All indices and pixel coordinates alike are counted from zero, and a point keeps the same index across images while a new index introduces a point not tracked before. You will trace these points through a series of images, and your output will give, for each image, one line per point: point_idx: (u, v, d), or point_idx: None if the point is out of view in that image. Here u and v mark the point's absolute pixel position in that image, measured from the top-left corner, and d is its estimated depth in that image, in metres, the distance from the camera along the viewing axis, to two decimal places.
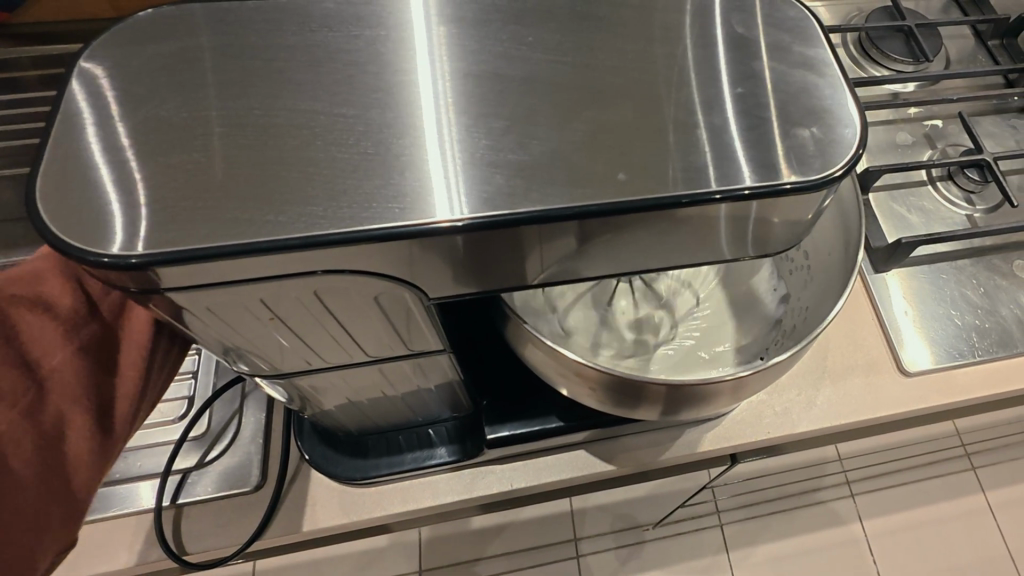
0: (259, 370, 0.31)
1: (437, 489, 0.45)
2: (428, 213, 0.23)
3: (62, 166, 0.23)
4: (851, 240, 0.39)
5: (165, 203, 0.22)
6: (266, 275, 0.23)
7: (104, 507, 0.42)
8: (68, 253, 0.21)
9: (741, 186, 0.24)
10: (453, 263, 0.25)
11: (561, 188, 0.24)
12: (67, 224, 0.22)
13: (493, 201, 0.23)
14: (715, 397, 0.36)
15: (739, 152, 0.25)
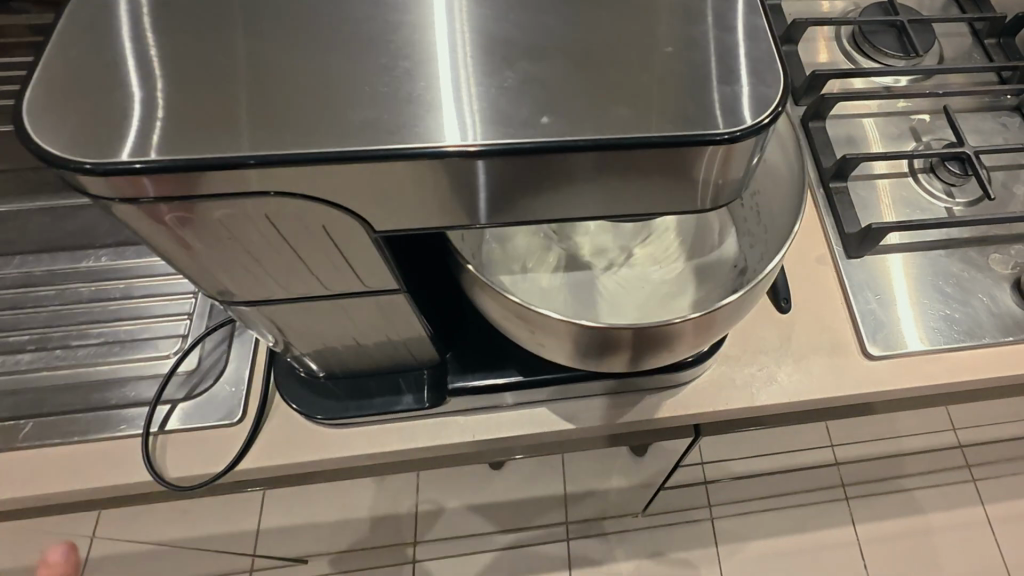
0: (233, 297, 0.35)
1: (403, 434, 0.48)
2: (441, 137, 0.26)
3: (52, 83, 0.26)
4: (798, 193, 0.41)
5: (137, 122, 0.26)
6: (225, 192, 0.27)
7: (100, 429, 0.46)
8: (58, 162, 0.25)
9: (739, 127, 0.27)
10: (467, 191, 0.28)
11: (560, 124, 0.26)
12: (50, 134, 0.25)
13: (503, 127, 0.26)
14: (656, 347, 0.38)
15: (741, 99, 0.27)
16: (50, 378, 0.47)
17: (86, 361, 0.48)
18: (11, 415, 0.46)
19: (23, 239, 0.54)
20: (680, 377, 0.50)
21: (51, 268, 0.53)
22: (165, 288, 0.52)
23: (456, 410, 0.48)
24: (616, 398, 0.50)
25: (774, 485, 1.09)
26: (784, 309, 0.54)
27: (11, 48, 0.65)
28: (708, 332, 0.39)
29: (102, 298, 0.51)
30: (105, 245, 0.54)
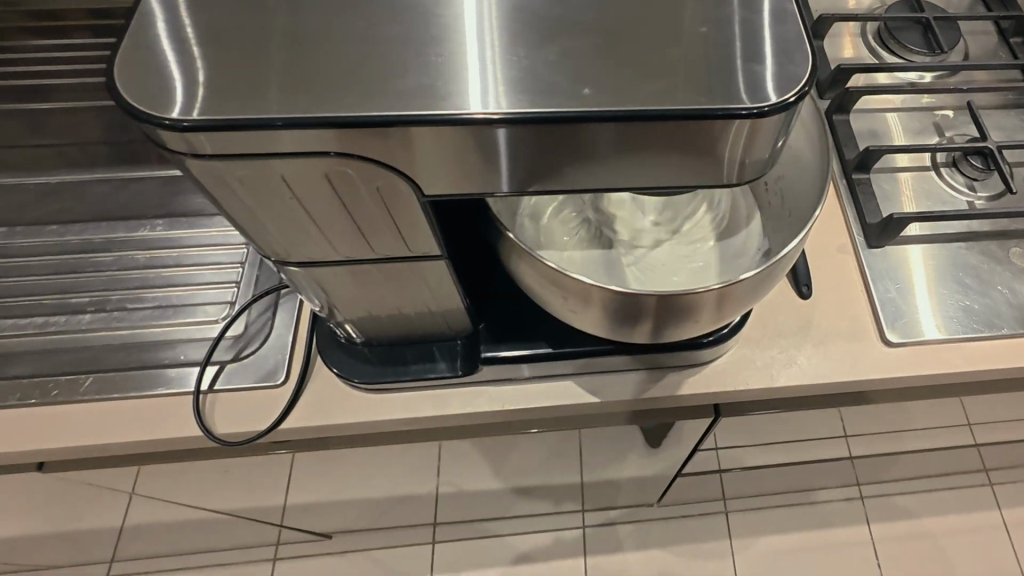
0: (282, 258, 0.38)
1: (436, 401, 0.50)
2: (468, 104, 0.28)
3: (138, 46, 0.29)
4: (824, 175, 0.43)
5: (212, 83, 0.28)
6: (289, 151, 0.29)
7: (155, 385, 0.49)
8: (137, 114, 0.27)
9: (764, 103, 0.29)
10: (491, 157, 0.30)
11: (587, 95, 0.29)
12: (135, 91, 0.28)
13: (528, 97, 0.28)
14: (681, 316, 0.41)
15: (767, 78, 0.29)
16: (108, 338, 0.50)
17: (142, 322, 0.51)
18: (73, 369, 0.49)
19: (82, 208, 0.58)
20: (703, 355, 0.51)
21: (108, 236, 0.56)
22: (214, 258, 0.55)
23: (486, 380, 0.51)
24: (640, 374, 0.52)
25: (789, 480, 1.10)
26: (805, 294, 0.56)
27: (70, 30, 0.69)
28: (732, 304, 0.41)
29: (156, 265, 0.54)
30: (159, 216, 0.57)
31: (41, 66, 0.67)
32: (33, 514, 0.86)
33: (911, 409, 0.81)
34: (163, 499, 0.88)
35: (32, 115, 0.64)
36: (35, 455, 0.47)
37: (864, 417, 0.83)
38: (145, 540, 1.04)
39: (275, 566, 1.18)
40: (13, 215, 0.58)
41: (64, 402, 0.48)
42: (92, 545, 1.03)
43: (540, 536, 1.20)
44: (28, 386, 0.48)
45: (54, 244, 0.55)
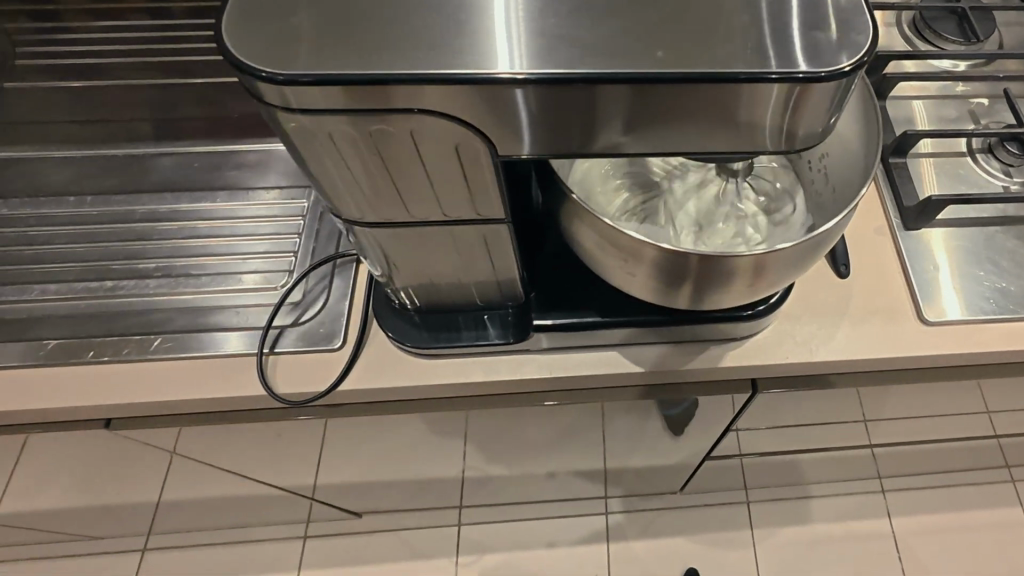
0: (354, 217, 0.40)
1: (486, 368, 0.52)
2: (493, 65, 0.30)
3: (244, 6, 0.31)
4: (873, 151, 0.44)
5: (309, 41, 0.30)
6: (375, 107, 0.32)
7: (221, 346, 0.51)
8: (240, 66, 0.30)
9: (798, 70, 0.30)
10: (510, 116, 0.32)
11: (608, 60, 0.30)
12: (239, 47, 0.30)
13: (548, 61, 0.30)
14: (728, 280, 0.43)
15: (798, 47, 0.31)
16: (174, 300, 0.54)
17: (205, 287, 0.54)
18: (142, 330, 0.52)
19: (146, 180, 0.61)
20: (745, 329, 0.53)
21: (171, 206, 0.59)
22: (270, 229, 0.58)
23: (535, 348, 0.52)
24: (680, 346, 0.54)
25: (812, 471, 1.11)
26: (843, 273, 0.58)
27: (128, 13, 0.72)
28: (779, 272, 0.43)
29: (217, 234, 0.57)
30: (219, 189, 0.61)
31: (94, 47, 0.70)
32: (78, 484, 0.89)
33: (942, 400, 0.81)
34: (203, 472, 0.91)
35: (89, 92, 0.68)
36: (108, 410, 0.50)
37: (894, 408, 0.83)
38: (183, 514, 1.07)
39: (305, 543, 1.21)
40: (84, 184, 0.61)
41: (134, 360, 0.51)
42: (132, 517, 1.07)
43: (563, 520, 1.22)
44: (100, 344, 0.51)
45: (122, 214, 0.59)
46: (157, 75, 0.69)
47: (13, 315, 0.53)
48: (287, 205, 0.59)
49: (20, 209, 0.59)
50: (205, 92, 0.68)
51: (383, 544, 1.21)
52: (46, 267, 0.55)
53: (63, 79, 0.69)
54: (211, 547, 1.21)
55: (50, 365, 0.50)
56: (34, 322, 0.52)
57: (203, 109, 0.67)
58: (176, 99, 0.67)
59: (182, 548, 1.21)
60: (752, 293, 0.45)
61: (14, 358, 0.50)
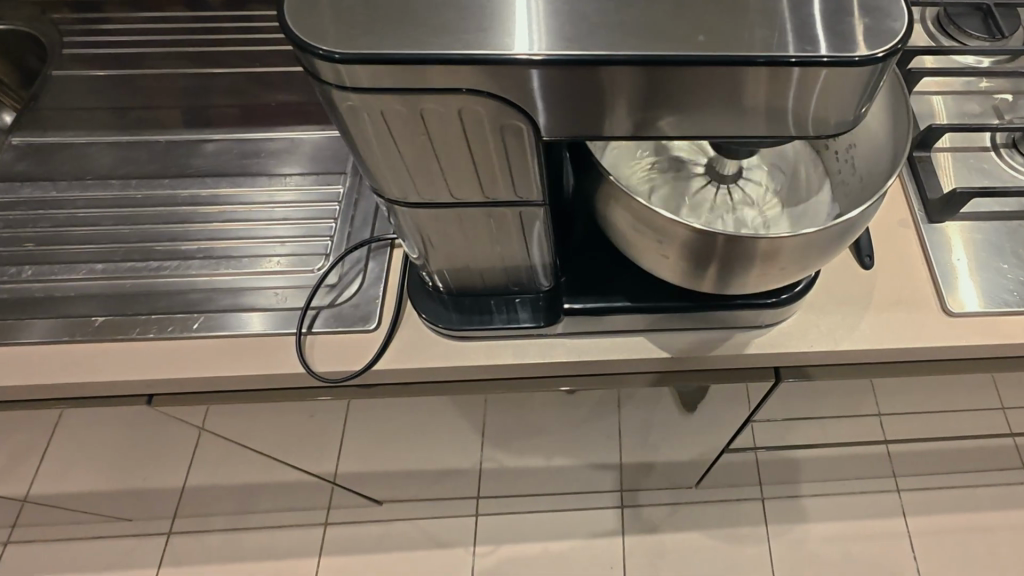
0: (397, 198, 0.42)
1: (515, 351, 0.54)
2: (511, 46, 0.32)
3: None
4: (902, 141, 0.45)
5: (365, 23, 0.32)
6: (426, 87, 0.33)
7: (258, 325, 0.53)
8: (300, 44, 0.32)
9: (814, 55, 0.31)
10: (525, 97, 0.34)
11: (624, 42, 0.32)
12: (299, 27, 0.32)
13: (565, 43, 0.32)
14: (756, 262, 0.44)
15: (814, 33, 0.32)
16: (215, 281, 0.56)
17: (244, 269, 0.56)
18: (185, 309, 0.54)
19: (187, 164, 0.63)
20: (770, 317, 0.54)
21: (212, 190, 0.61)
22: (307, 214, 0.60)
23: (564, 333, 0.54)
24: (708, 333, 0.55)
25: (828, 468, 1.11)
26: (867, 265, 0.59)
27: (167, 5, 0.74)
28: (807, 257, 0.44)
29: (256, 217, 0.59)
30: (257, 173, 0.62)
31: (135, 37, 0.73)
32: (108, 466, 0.91)
33: (962, 397, 0.81)
34: (228, 456, 0.93)
35: (129, 80, 0.70)
36: (154, 385, 0.52)
37: (913, 405, 0.83)
38: (206, 498, 1.10)
39: (325, 531, 1.23)
40: (127, 168, 0.63)
41: (177, 337, 0.53)
42: (158, 500, 1.09)
43: (579, 513, 1.23)
44: (145, 322, 0.53)
45: (164, 198, 0.61)
46: (194, 65, 0.71)
47: (62, 292, 0.55)
48: (322, 191, 0.61)
49: (67, 192, 0.61)
50: (238, 82, 0.70)
51: (401, 533, 1.22)
52: (93, 248, 0.57)
53: (105, 67, 0.71)
54: (233, 532, 1.23)
55: (97, 340, 0.53)
56: (82, 299, 0.54)
57: (237, 99, 0.68)
58: (211, 88, 0.69)
59: (205, 533, 1.23)
60: (780, 278, 0.46)
61: (62, 333, 0.53)
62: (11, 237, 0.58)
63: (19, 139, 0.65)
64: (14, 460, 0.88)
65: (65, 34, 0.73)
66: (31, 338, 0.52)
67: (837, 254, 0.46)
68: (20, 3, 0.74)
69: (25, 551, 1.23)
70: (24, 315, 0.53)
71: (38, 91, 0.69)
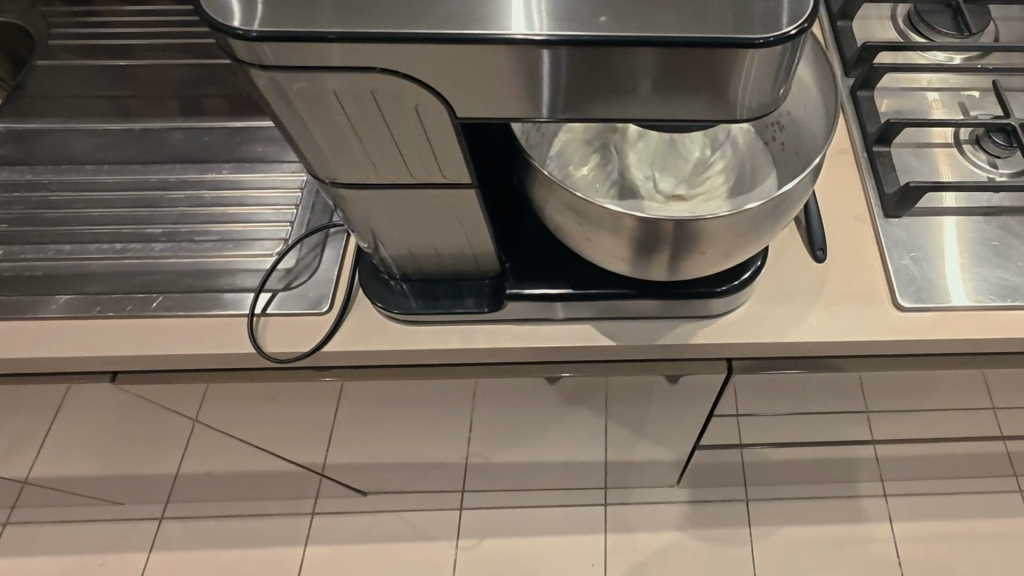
0: (330, 179, 0.43)
1: (463, 336, 0.55)
2: (511, 26, 0.33)
3: None
4: (831, 118, 0.46)
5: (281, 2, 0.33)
6: (342, 65, 0.34)
7: (215, 306, 0.55)
8: (216, 23, 0.33)
9: (763, 35, 0.33)
10: (475, 77, 0.35)
11: (545, 22, 0.33)
12: (215, 6, 0.33)
13: (494, 23, 0.33)
14: (688, 248, 0.44)
15: (765, 15, 0.33)
16: (179, 263, 0.57)
17: (207, 252, 0.58)
18: (146, 289, 0.56)
19: (161, 151, 0.65)
20: (716, 307, 0.54)
21: (183, 176, 0.63)
22: (272, 199, 0.61)
23: (512, 319, 0.55)
24: (657, 322, 0.56)
25: (811, 470, 1.10)
26: (819, 258, 0.59)
27: None
28: (738, 243, 0.44)
29: (222, 203, 0.61)
30: (228, 160, 0.64)
31: (121, 29, 0.75)
32: (96, 449, 0.94)
33: (935, 398, 0.80)
34: (211, 443, 0.95)
35: (113, 71, 0.72)
36: (115, 361, 0.54)
37: (887, 406, 0.82)
38: (195, 485, 1.12)
39: (312, 520, 1.25)
40: (105, 154, 0.65)
41: (136, 316, 0.54)
42: (150, 486, 1.12)
43: (562, 509, 1.23)
44: (107, 301, 0.55)
45: (136, 183, 0.63)
46: (175, 55, 0.73)
47: (32, 271, 0.57)
48: (287, 177, 0.62)
49: (45, 176, 0.64)
50: (217, 72, 0.71)
51: (386, 525, 1.24)
52: (65, 229, 0.59)
53: (91, 58, 0.73)
54: (223, 520, 1.25)
55: (62, 317, 0.54)
56: (51, 277, 0.56)
57: (214, 89, 0.70)
58: (191, 78, 0.71)
59: (196, 519, 1.26)
60: (716, 262, 0.47)
61: (28, 310, 0.55)
62: None
63: (3, 125, 0.68)
64: (5, 441, 0.90)
65: (54, 26, 0.75)
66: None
67: (773, 238, 0.46)
68: None
69: (23, 533, 1.26)
70: None
71: (25, 80, 0.71)
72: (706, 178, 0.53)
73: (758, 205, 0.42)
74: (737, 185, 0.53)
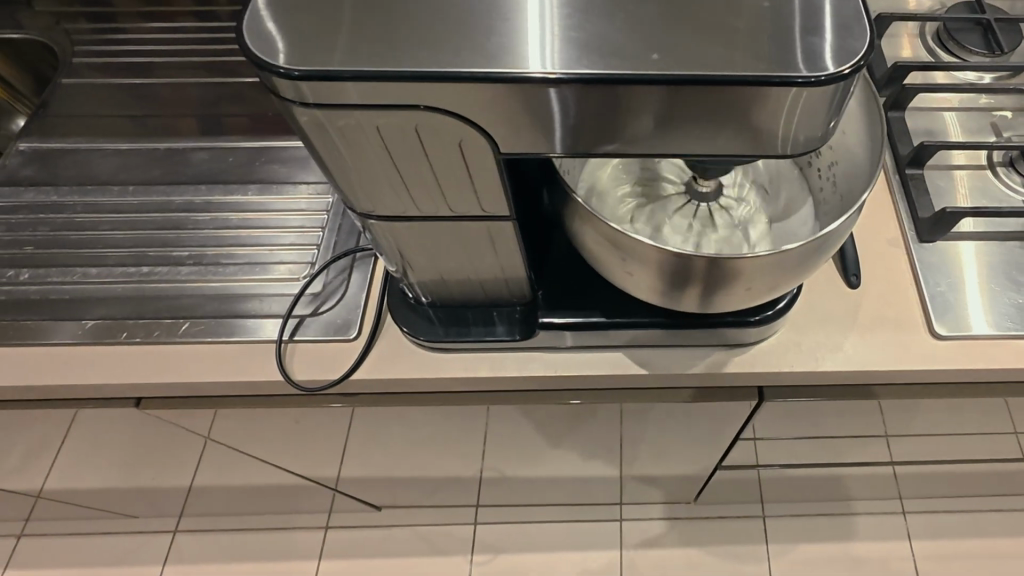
0: (366, 211, 0.43)
1: (494, 363, 0.54)
2: (529, 65, 0.32)
3: (267, 8, 0.34)
4: (877, 152, 0.45)
5: (326, 41, 0.33)
6: (385, 103, 0.34)
7: (243, 333, 0.54)
8: (260, 63, 0.33)
9: (813, 74, 0.32)
10: (519, 114, 0.34)
11: (591, 60, 0.32)
12: (259, 45, 0.33)
13: (540, 60, 0.32)
14: (727, 282, 0.43)
15: (819, 52, 0.32)
16: (205, 287, 0.57)
17: (232, 276, 0.57)
18: (172, 314, 0.55)
19: (184, 172, 0.65)
20: (750, 336, 0.54)
21: (207, 197, 0.63)
22: (297, 222, 0.60)
23: (543, 347, 0.54)
24: (688, 350, 0.55)
25: (831, 488, 1.09)
26: (853, 284, 0.58)
27: (177, 15, 0.76)
28: (779, 278, 0.44)
29: (247, 225, 0.60)
30: (252, 181, 0.64)
31: (144, 47, 0.75)
32: (113, 464, 0.93)
33: (963, 422, 0.79)
34: (228, 459, 0.94)
35: (136, 89, 0.72)
36: (142, 388, 0.54)
37: (912, 429, 0.81)
38: (209, 499, 1.11)
39: (326, 534, 1.24)
40: (128, 175, 0.65)
41: (163, 341, 0.54)
42: (164, 499, 1.11)
43: (577, 525, 1.23)
44: (133, 326, 0.55)
45: (161, 204, 0.63)
46: (198, 73, 0.73)
47: (57, 295, 0.56)
48: (313, 198, 0.62)
49: (70, 197, 0.63)
50: (242, 90, 0.71)
51: (400, 539, 1.23)
52: (89, 252, 0.59)
53: (114, 76, 0.73)
54: (236, 533, 1.25)
55: (83, 344, 0.54)
56: (76, 301, 0.56)
57: (238, 108, 0.70)
58: (214, 97, 0.71)
59: (209, 532, 1.25)
60: (754, 297, 0.46)
61: (54, 336, 0.54)
62: (13, 241, 0.60)
63: (27, 144, 0.67)
64: (23, 456, 0.90)
65: (77, 43, 0.75)
66: (25, 339, 0.54)
67: (814, 272, 0.45)
68: (38, 13, 0.77)
69: (36, 545, 1.26)
70: (19, 316, 0.55)
71: (48, 99, 0.71)
72: (742, 205, 0.53)
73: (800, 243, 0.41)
74: (771, 214, 0.53)
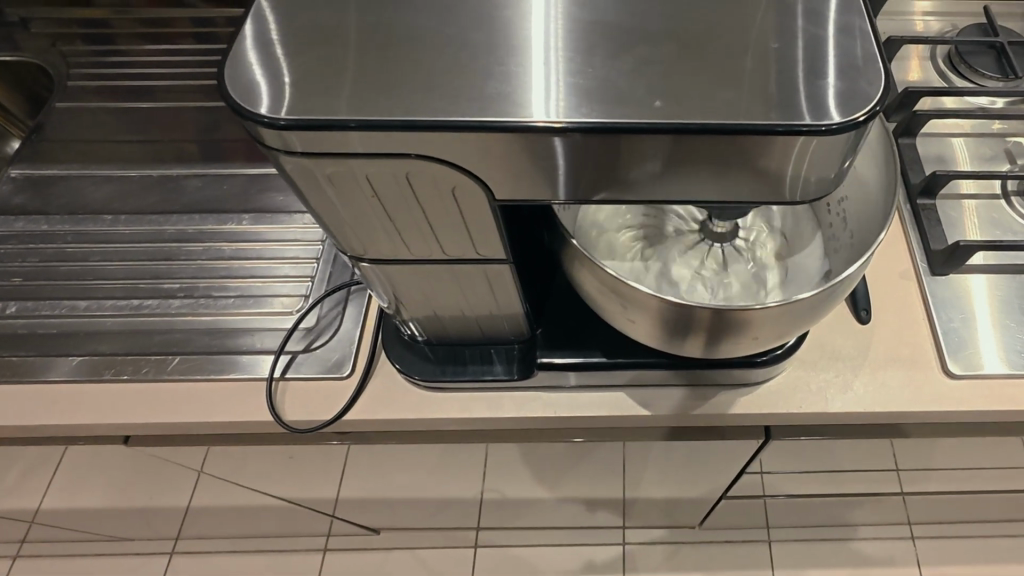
0: (358, 254, 0.41)
1: (491, 403, 0.52)
2: (528, 113, 0.31)
3: (249, 51, 0.32)
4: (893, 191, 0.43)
5: (312, 86, 0.32)
6: (374, 151, 0.32)
7: (234, 369, 0.53)
8: (241, 111, 0.31)
9: (827, 122, 0.30)
10: (515, 160, 0.33)
11: (591, 107, 0.31)
12: (241, 93, 0.31)
13: (536, 107, 0.31)
14: (732, 330, 0.41)
15: (832, 96, 0.31)
16: (194, 321, 0.55)
17: (224, 310, 0.56)
18: (161, 349, 0.54)
19: (178, 200, 0.64)
20: (757, 376, 0.52)
21: (200, 227, 0.62)
22: (292, 252, 0.59)
23: (542, 387, 0.52)
24: (693, 389, 0.53)
25: (838, 516, 1.07)
26: (863, 319, 0.56)
27: (175, 37, 0.75)
28: (789, 324, 0.42)
29: (241, 256, 0.59)
30: (247, 210, 0.62)
31: (142, 70, 0.74)
32: (109, 487, 0.92)
33: (977, 456, 0.76)
34: (224, 482, 0.93)
35: (132, 113, 0.71)
36: (131, 426, 0.52)
37: (924, 462, 0.79)
38: (208, 520, 1.10)
39: (325, 556, 1.23)
40: (122, 203, 0.64)
41: (152, 379, 0.52)
42: (162, 521, 1.10)
43: (578, 547, 1.21)
44: (121, 363, 0.53)
45: (154, 233, 0.61)
46: (195, 96, 0.71)
47: (44, 330, 0.55)
48: (308, 229, 0.60)
49: (61, 226, 0.62)
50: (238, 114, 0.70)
51: (400, 561, 1.22)
52: (80, 284, 0.58)
53: (109, 99, 0.72)
54: (235, 554, 1.24)
55: (71, 381, 0.53)
56: (64, 336, 0.55)
57: (234, 132, 0.69)
58: (210, 121, 0.70)
59: (208, 553, 1.24)
60: (762, 343, 0.44)
61: (42, 372, 0.53)
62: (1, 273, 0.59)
63: (20, 171, 0.66)
64: (19, 479, 0.89)
65: (73, 65, 0.74)
66: (11, 376, 0.53)
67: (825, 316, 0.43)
68: (35, 35, 0.76)
69: (35, 565, 1.25)
70: (7, 353, 0.54)
71: (41, 123, 0.70)
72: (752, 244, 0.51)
73: (812, 291, 0.39)
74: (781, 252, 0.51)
